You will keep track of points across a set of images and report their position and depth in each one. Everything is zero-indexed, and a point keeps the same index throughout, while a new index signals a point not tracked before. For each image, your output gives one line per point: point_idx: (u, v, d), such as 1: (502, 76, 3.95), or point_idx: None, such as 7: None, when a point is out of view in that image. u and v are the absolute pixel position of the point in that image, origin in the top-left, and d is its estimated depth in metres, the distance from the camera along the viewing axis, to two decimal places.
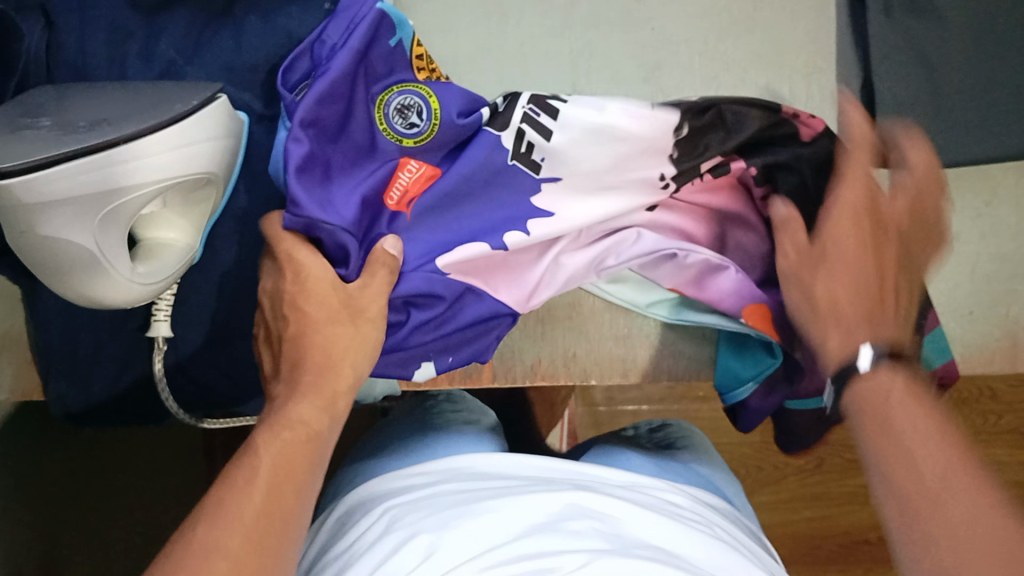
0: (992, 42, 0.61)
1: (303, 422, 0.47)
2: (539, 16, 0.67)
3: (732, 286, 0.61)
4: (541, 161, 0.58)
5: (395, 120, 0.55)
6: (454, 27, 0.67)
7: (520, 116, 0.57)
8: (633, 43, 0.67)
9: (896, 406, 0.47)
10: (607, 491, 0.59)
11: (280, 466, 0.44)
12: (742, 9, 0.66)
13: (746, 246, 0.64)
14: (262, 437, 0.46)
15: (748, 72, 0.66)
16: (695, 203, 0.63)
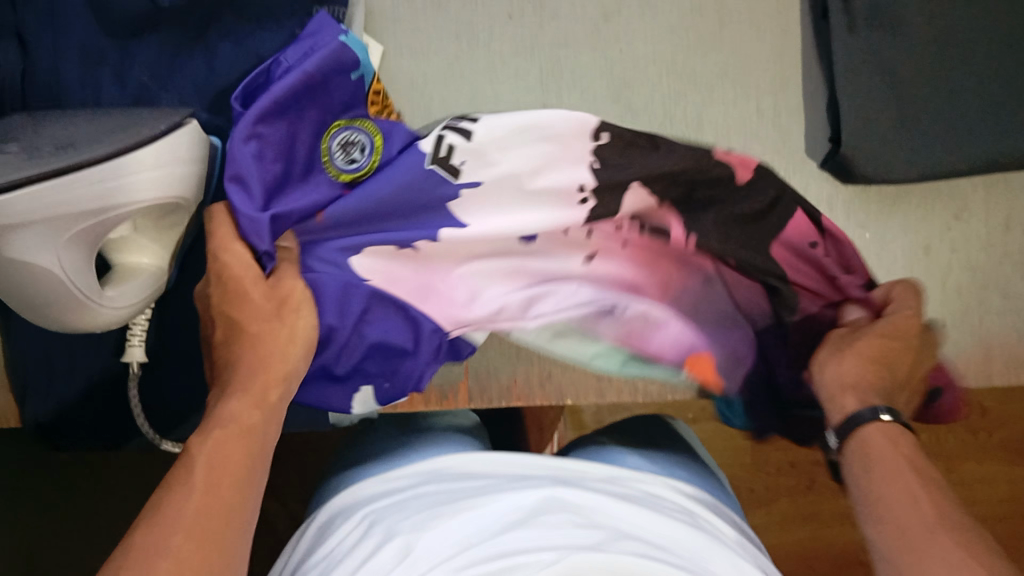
0: (949, 55, 0.65)
1: (246, 415, 0.44)
2: (510, 36, 0.69)
3: (672, 337, 0.60)
4: (461, 164, 0.56)
5: (337, 153, 0.55)
6: (426, 48, 0.68)
7: (442, 126, 0.57)
8: (602, 61, 0.69)
9: (881, 451, 0.46)
10: (590, 484, 0.51)
11: (213, 467, 0.41)
12: (710, 29, 0.70)
13: (687, 289, 0.60)
14: (201, 444, 0.42)
15: (717, 89, 0.69)
16: (628, 247, 0.59)
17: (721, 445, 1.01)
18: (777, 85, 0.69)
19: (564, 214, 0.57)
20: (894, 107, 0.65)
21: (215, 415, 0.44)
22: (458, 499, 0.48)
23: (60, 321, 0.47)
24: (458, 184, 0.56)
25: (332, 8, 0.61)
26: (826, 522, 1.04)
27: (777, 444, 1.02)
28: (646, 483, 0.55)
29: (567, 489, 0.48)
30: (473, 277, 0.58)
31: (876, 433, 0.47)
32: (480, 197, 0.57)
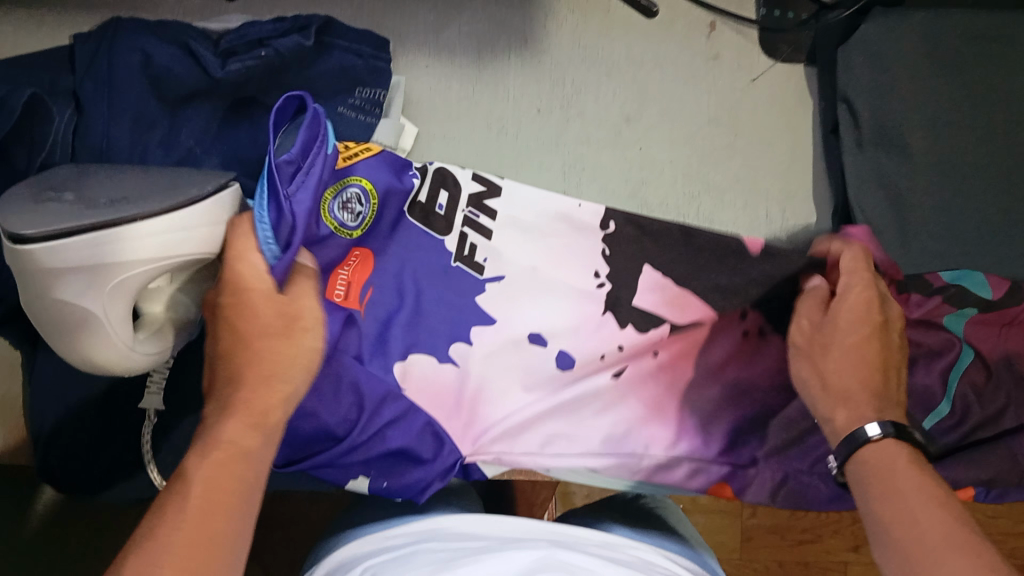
0: (952, 174, 0.68)
1: (236, 450, 0.42)
2: (536, 128, 0.72)
3: (682, 455, 0.64)
4: (484, 260, 0.65)
5: (345, 215, 0.59)
6: (456, 134, 0.72)
7: (462, 219, 0.65)
8: (621, 159, 0.73)
9: (900, 472, 0.47)
10: (586, 548, 0.53)
11: (210, 491, 0.40)
12: (724, 135, 0.74)
13: (691, 396, 0.65)
14: (197, 459, 0.41)
15: (727, 193, 0.73)
16: (655, 371, 0.65)
17: (710, 542, 1.02)
18: (785, 194, 0.73)
19: (582, 297, 0.65)
20: (899, 220, 0.68)
21: (211, 442, 0.42)
22: (462, 556, 0.50)
23: (100, 363, 0.49)
24: (482, 278, 0.64)
25: (373, 91, 0.67)
26: None
27: (765, 545, 1.03)
28: (642, 551, 0.56)
29: (565, 553, 0.50)
30: (514, 399, 0.63)
31: (888, 452, 0.49)
32: (502, 303, 0.64)
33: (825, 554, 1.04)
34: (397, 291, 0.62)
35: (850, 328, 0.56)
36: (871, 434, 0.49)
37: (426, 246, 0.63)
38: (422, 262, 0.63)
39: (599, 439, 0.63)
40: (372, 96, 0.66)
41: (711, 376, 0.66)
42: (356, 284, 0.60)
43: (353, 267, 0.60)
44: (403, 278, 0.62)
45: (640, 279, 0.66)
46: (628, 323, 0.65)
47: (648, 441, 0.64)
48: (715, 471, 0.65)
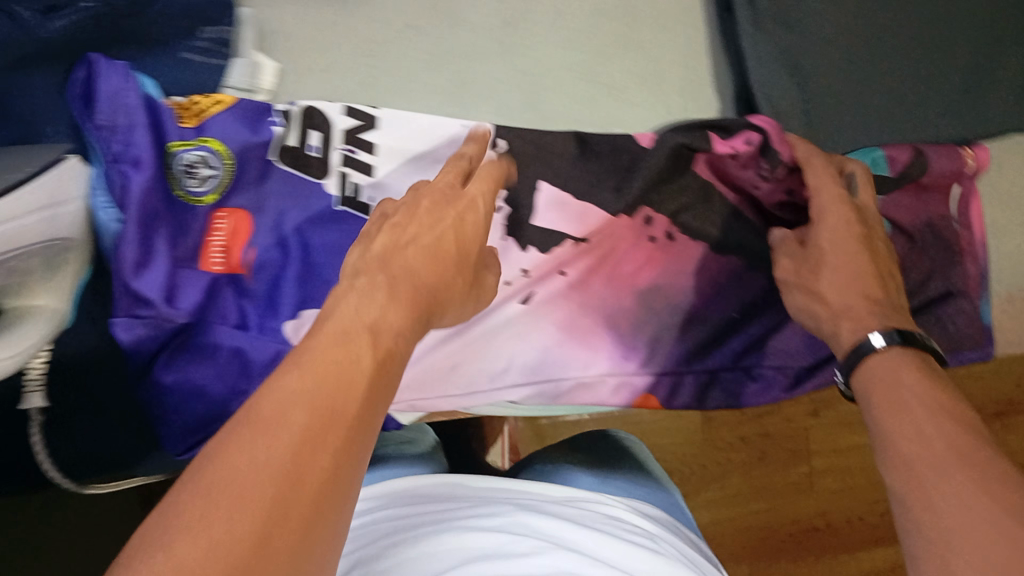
0: (859, 42, 0.63)
1: (393, 334, 0.37)
2: (411, 46, 0.67)
3: (602, 373, 0.63)
4: (369, 200, 0.59)
5: (189, 183, 0.56)
6: (325, 66, 0.66)
7: (338, 159, 0.59)
8: (505, 67, 0.67)
9: (908, 385, 0.45)
10: (548, 509, 0.53)
11: (326, 377, 0.33)
12: (615, 29, 0.69)
13: (607, 307, 0.63)
14: (358, 318, 0.37)
15: (626, 92, 0.68)
16: (570, 289, 0.63)
17: (672, 425, 1.10)
18: (686, 84, 0.68)
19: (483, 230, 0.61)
20: (808, 100, 0.63)
21: (358, 320, 0.37)
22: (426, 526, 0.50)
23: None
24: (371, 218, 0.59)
25: (218, 29, 0.61)
26: (777, 494, 1.12)
27: (726, 423, 1.11)
28: (607, 505, 0.57)
29: (533, 518, 0.50)
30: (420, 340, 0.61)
31: (891, 362, 0.47)
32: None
33: (786, 421, 1.12)
34: (278, 245, 0.58)
35: (835, 248, 0.55)
36: (876, 345, 0.48)
37: (307, 194, 0.58)
38: (302, 209, 0.58)
39: (512, 372, 0.62)
40: (218, 36, 0.60)
41: (626, 285, 0.63)
42: (235, 248, 0.57)
43: (226, 232, 0.57)
44: (283, 228, 0.58)
45: (537, 198, 0.62)
46: (530, 245, 0.62)
47: (566, 363, 0.62)
48: (639, 380, 0.63)
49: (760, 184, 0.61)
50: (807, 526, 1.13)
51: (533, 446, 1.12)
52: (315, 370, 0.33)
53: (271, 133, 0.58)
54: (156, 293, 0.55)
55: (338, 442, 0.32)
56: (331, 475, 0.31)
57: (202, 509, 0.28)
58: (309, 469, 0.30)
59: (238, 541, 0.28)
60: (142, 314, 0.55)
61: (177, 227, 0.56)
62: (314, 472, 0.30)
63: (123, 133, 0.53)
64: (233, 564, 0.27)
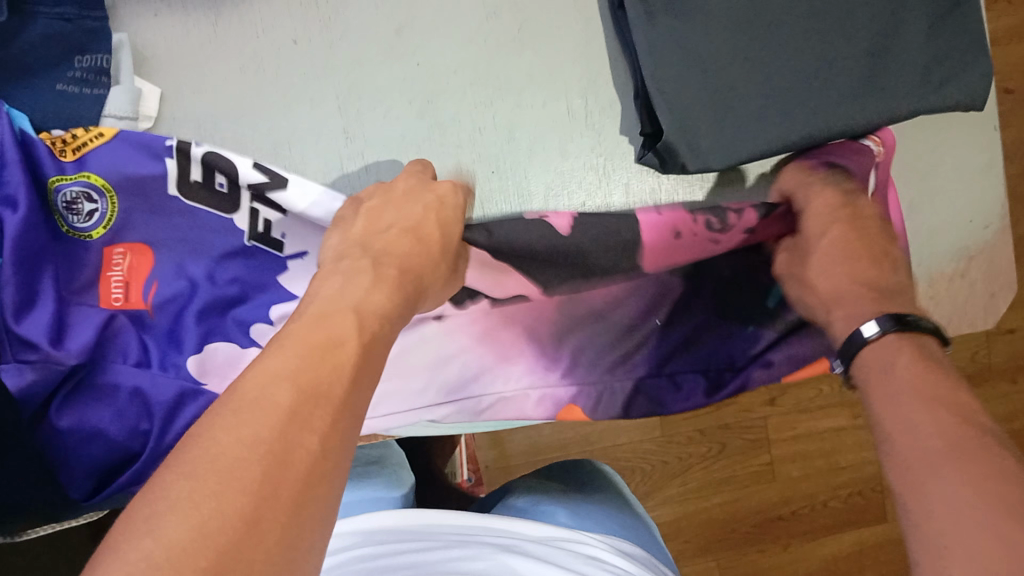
0: (754, 29, 0.62)
1: (377, 317, 0.41)
2: (297, 60, 0.66)
3: (523, 384, 0.65)
4: (281, 237, 0.60)
5: (71, 218, 0.57)
6: (210, 85, 0.65)
7: (249, 197, 0.58)
8: (398, 76, 0.66)
9: (901, 370, 0.47)
10: (533, 551, 0.62)
11: (311, 355, 0.36)
12: (507, 29, 0.67)
13: (515, 320, 0.64)
14: (352, 305, 0.41)
15: (523, 93, 0.67)
16: (485, 305, 0.63)
17: (633, 422, 1.09)
18: (586, 82, 0.68)
19: None
20: (710, 92, 0.62)
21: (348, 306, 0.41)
22: (412, 561, 0.59)
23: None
24: (283, 254, 0.60)
25: (94, 56, 0.59)
26: (742, 484, 1.12)
27: (686, 417, 1.10)
28: (587, 545, 0.65)
29: (522, 562, 0.58)
30: None
31: (892, 347, 0.49)
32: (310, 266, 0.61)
33: (746, 413, 1.12)
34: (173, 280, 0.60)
35: (820, 244, 0.59)
36: (871, 334, 0.50)
37: (217, 229, 0.59)
38: (197, 246, 0.60)
39: (434, 390, 0.64)
40: (95, 64, 0.59)
41: (538, 295, 0.63)
42: (135, 285, 0.59)
43: (124, 268, 0.59)
44: (181, 259, 0.60)
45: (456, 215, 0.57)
46: None
47: (489, 377, 0.65)
48: (562, 392, 0.65)
49: (715, 240, 0.61)
50: (773, 515, 1.13)
51: (489, 453, 1.08)
52: (300, 352, 0.36)
53: (165, 167, 0.57)
54: (43, 336, 0.56)
55: (324, 426, 0.34)
56: (319, 454, 0.33)
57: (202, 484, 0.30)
58: (301, 443, 0.32)
59: (228, 519, 0.29)
60: (30, 359, 0.56)
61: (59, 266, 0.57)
62: (304, 447, 0.32)
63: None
64: (220, 546, 0.28)
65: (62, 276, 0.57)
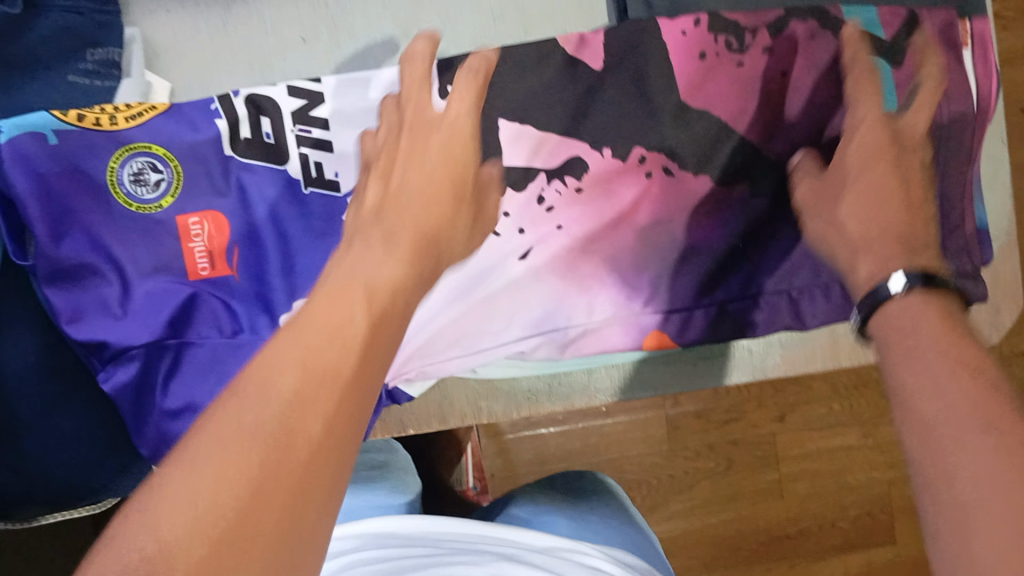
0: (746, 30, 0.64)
1: (390, 290, 0.35)
2: (303, 60, 0.68)
3: (617, 328, 0.61)
4: (336, 176, 0.58)
5: (142, 190, 0.56)
6: (217, 82, 0.68)
7: (294, 141, 0.58)
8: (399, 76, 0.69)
9: (926, 329, 0.37)
10: (530, 559, 0.62)
11: (325, 339, 0.30)
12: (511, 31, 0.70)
13: (613, 244, 0.60)
14: (358, 276, 0.35)
15: None
16: (570, 211, 0.60)
17: (638, 435, 1.08)
18: None
19: None
20: None
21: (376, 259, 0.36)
22: (413, 570, 0.60)
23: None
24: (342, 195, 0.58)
25: (105, 50, 0.62)
26: (748, 502, 1.11)
27: (693, 430, 1.09)
28: (588, 555, 0.65)
29: (517, 569, 0.59)
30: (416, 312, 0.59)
31: (923, 308, 0.39)
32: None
33: (752, 429, 1.11)
34: (259, 247, 0.58)
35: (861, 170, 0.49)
36: (897, 289, 0.40)
37: (271, 185, 0.58)
38: (264, 184, 0.58)
39: (517, 328, 0.60)
40: (105, 57, 0.62)
41: (625, 225, 0.60)
42: (218, 253, 0.57)
43: (205, 237, 0.56)
44: (256, 225, 0.57)
45: (504, 135, 0.59)
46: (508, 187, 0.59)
47: (571, 311, 0.60)
48: (648, 319, 0.61)
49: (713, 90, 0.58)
50: (779, 534, 1.12)
51: (495, 461, 1.08)
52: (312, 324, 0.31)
53: (216, 128, 0.57)
54: (98, 321, 0.54)
55: (329, 408, 0.29)
56: (324, 440, 0.28)
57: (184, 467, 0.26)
58: (304, 423, 0.28)
59: (217, 512, 0.25)
60: (110, 354, 0.55)
61: (125, 236, 0.55)
62: (304, 434, 0.28)
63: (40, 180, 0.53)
64: (200, 561, 0.24)
65: (135, 257, 0.55)
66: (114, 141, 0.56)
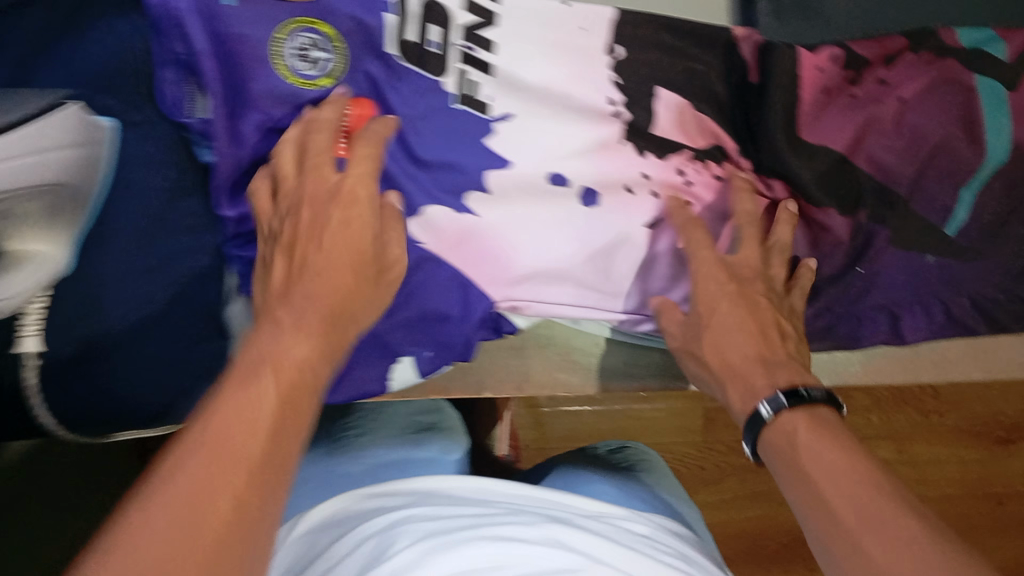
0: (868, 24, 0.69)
1: (298, 367, 0.45)
2: None
3: None
4: (488, 100, 0.63)
5: (303, 66, 0.58)
6: None
7: (457, 56, 0.62)
8: None
9: (806, 450, 0.51)
10: (578, 521, 0.63)
11: (221, 448, 0.39)
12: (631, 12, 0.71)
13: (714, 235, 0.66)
14: (268, 351, 0.44)
15: None
16: (696, 194, 0.66)
17: (674, 424, 1.11)
18: None
19: (598, 127, 0.65)
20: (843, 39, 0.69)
21: (282, 356, 0.44)
22: (463, 530, 0.59)
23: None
24: (487, 118, 0.63)
25: None
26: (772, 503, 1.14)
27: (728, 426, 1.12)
28: (630, 521, 0.66)
29: (567, 531, 0.60)
30: (518, 228, 0.64)
31: (795, 422, 0.52)
32: (515, 139, 0.64)
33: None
34: (401, 145, 0.62)
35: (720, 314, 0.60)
36: (766, 415, 0.54)
37: (427, 90, 0.62)
38: (420, 89, 0.61)
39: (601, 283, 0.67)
40: None
41: (755, 226, 0.65)
42: (355, 135, 0.57)
43: (348, 117, 0.57)
44: (404, 128, 0.61)
45: (656, 105, 0.65)
46: (646, 151, 0.65)
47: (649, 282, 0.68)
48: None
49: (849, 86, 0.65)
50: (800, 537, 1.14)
51: (529, 433, 1.10)
52: (255, 389, 0.41)
53: (382, 23, 0.59)
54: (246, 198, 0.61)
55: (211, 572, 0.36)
56: None
57: (118, 540, 0.35)
58: None
59: None
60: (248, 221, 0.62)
61: (278, 115, 0.58)
62: None
63: (209, 59, 0.56)
64: None
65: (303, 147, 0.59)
66: (283, 11, 0.57)
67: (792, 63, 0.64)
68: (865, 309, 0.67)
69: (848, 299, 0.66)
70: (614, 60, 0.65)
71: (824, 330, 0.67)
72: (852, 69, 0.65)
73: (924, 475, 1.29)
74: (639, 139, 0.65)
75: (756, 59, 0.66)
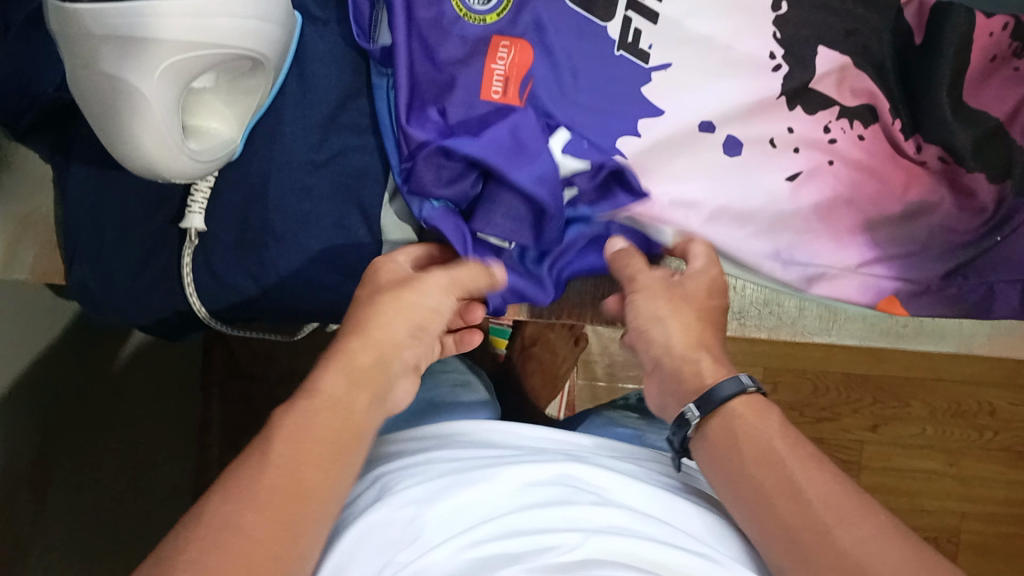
0: None
1: (333, 400, 0.45)
2: None
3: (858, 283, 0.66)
4: (648, 48, 0.63)
5: (472, 1, 0.59)
6: None
7: (626, 2, 0.62)
8: None
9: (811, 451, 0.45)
10: (604, 462, 0.52)
11: (296, 458, 0.40)
12: None
13: (868, 197, 0.66)
14: (307, 399, 0.44)
15: None
16: (857, 157, 0.66)
17: None
18: None
19: (760, 78, 0.64)
20: None
21: (313, 394, 0.45)
22: (480, 469, 0.48)
23: (152, 164, 0.48)
24: (646, 67, 0.63)
25: None
26: None
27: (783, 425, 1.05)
28: (668, 463, 0.56)
29: (592, 474, 0.49)
30: (676, 177, 0.63)
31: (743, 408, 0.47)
32: (669, 87, 0.63)
33: (842, 431, 1.02)
34: (558, 82, 0.60)
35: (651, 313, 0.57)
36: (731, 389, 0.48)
37: (588, 35, 0.61)
38: (579, 33, 0.61)
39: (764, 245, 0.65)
40: None
41: (895, 194, 0.66)
42: (514, 80, 0.59)
43: (508, 61, 0.59)
44: (561, 67, 0.60)
45: (817, 61, 0.65)
46: (798, 106, 0.65)
47: (815, 251, 0.66)
48: (886, 282, 0.66)
49: (1018, 63, 0.66)
50: None
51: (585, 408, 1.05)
52: (314, 418, 0.43)
53: None
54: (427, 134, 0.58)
55: None
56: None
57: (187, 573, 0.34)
58: None
59: None
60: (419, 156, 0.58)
61: (446, 48, 0.58)
62: None
63: None
64: None
65: (466, 85, 0.58)
66: None
67: (968, 28, 0.64)
68: (996, 280, 0.67)
69: (983, 264, 0.67)
70: (779, 16, 0.65)
71: (954, 297, 0.67)
72: (1020, 40, 0.66)
73: (972, 495, 1.03)
74: (792, 98, 0.65)
75: (923, 22, 0.66)
